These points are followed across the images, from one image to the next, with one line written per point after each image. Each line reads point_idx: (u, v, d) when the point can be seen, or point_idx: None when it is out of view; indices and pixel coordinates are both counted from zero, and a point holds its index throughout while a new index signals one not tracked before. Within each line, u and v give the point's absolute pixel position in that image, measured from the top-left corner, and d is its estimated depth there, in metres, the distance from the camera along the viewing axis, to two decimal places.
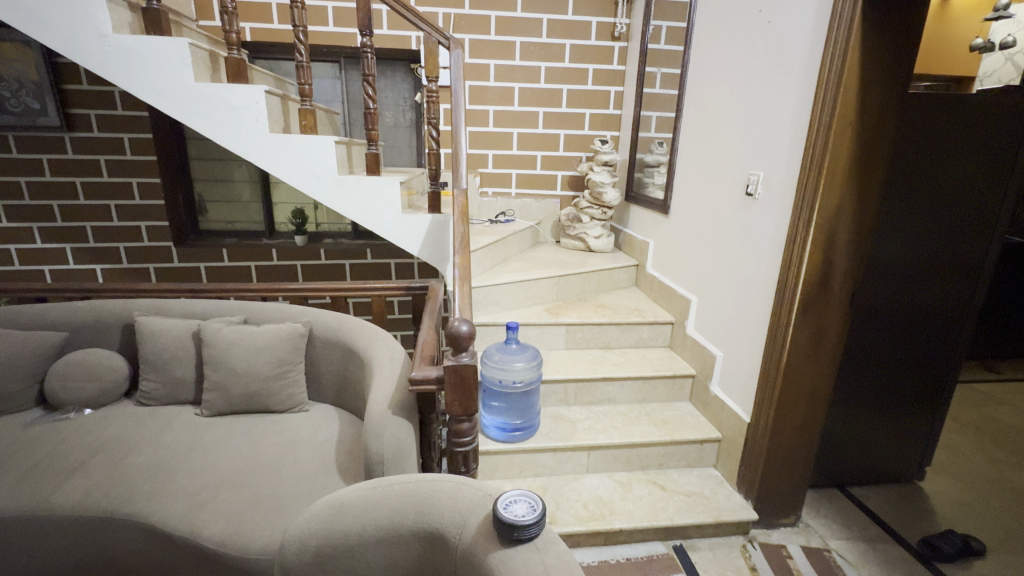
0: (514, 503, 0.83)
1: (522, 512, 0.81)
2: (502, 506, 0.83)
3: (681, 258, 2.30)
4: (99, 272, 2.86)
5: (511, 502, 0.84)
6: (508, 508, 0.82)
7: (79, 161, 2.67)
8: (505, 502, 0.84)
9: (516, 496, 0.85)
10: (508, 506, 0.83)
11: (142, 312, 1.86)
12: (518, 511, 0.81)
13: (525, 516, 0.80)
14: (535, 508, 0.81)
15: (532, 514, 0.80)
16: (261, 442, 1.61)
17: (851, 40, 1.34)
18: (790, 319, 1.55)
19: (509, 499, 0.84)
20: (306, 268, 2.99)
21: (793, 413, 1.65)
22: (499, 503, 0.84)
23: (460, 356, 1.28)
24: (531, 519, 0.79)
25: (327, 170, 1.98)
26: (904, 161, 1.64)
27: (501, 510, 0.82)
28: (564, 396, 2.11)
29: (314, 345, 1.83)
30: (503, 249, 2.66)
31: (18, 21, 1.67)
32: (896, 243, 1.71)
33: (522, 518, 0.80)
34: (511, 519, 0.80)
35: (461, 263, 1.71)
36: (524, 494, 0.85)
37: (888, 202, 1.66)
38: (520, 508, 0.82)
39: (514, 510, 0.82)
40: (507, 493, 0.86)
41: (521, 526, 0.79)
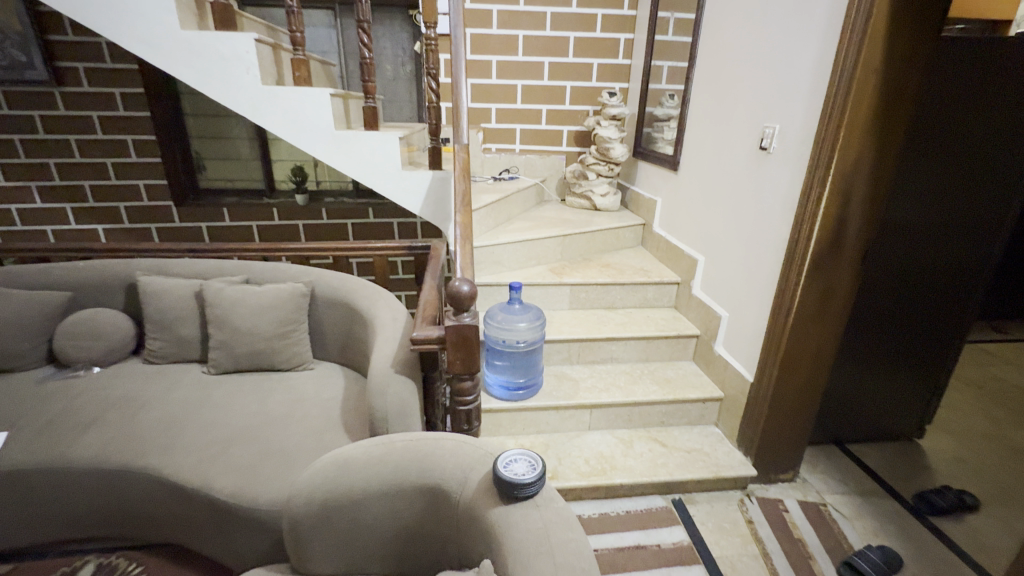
0: (514, 462, 0.84)
1: (522, 471, 0.82)
2: (502, 465, 0.84)
3: (689, 216, 2.24)
4: (102, 232, 2.85)
5: (511, 461, 0.85)
6: (508, 467, 0.83)
7: (71, 117, 2.59)
8: (505, 461, 0.85)
9: (516, 454, 0.86)
10: (508, 464, 0.84)
11: (144, 272, 1.85)
12: (518, 470, 0.82)
13: (525, 475, 0.81)
14: (534, 467, 0.82)
15: (532, 473, 0.81)
16: (267, 399, 1.64)
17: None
18: (799, 280, 1.52)
19: (510, 459, 0.85)
20: (308, 228, 2.95)
21: (797, 374, 1.65)
22: (499, 463, 0.85)
23: (461, 316, 1.27)
24: (531, 479, 0.80)
25: (323, 125, 1.91)
26: (928, 113, 1.55)
27: (501, 469, 0.83)
28: (567, 356, 2.12)
29: (316, 305, 1.83)
30: (507, 207, 2.60)
31: None
32: (914, 200, 1.64)
33: (522, 477, 0.81)
34: (511, 478, 0.81)
35: (462, 222, 1.67)
36: (524, 453, 0.86)
37: (908, 157, 1.58)
38: (520, 467, 0.83)
39: (514, 469, 0.83)
40: (507, 452, 0.87)
41: (521, 485, 0.80)
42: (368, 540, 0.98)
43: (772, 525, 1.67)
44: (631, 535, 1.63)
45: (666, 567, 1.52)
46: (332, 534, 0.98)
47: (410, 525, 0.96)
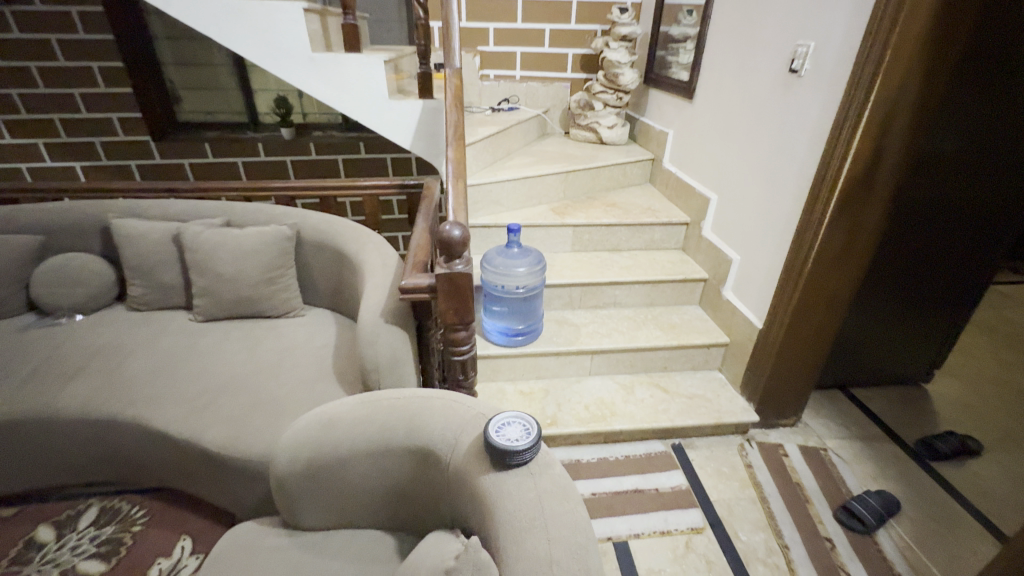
0: (507, 425, 0.78)
1: (517, 436, 0.76)
2: (494, 432, 0.77)
3: (702, 150, 2.06)
4: (80, 169, 2.69)
5: (504, 425, 0.79)
6: (501, 434, 0.77)
7: (26, 40, 2.35)
8: (497, 426, 0.79)
9: (509, 417, 0.80)
10: (501, 429, 0.78)
11: (118, 214, 1.73)
12: (512, 435, 0.77)
13: (521, 441, 0.75)
14: (529, 432, 0.76)
15: (527, 437, 0.76)
16: (256, 347, 1.58)
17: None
18: (822, 221, 1.40)
19: (502, 422, 0.79)
20: (296, 164, 2.78)
21: (810, 320, 1.57)
22: (491, 429, 0.78)
23: (453, 263, 1.17)
24: (527, 443, 0.75)
25: (298, 47, 1.70)
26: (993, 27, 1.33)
27: (495, 437, 0.76)
28: (569, 300, 2.04)
29: (303, 249, 1.72)
30: (506, 141, 2.41)
31: None
32: (957, 131, 1.47)
33: (518, 443, 0.75)
34: (506, 446, 0.74)
35: (455, 158, 1.52)
36: (517, 415, 0.80)
37: (959, 81, 1.39)
38: (514, 432, 0.77)
39: (508, 435, 0.77)
40: (499, 415, 0.81)
41: (518, 453, 0.74)
42: (359, 497, 0.95)
43: (771, 470, 1.67)
44: (630, 479, 1.63)
45: (663, 512, 1.52)
46: (321, 491, 0.95)
47: (400, 485, 0.92)
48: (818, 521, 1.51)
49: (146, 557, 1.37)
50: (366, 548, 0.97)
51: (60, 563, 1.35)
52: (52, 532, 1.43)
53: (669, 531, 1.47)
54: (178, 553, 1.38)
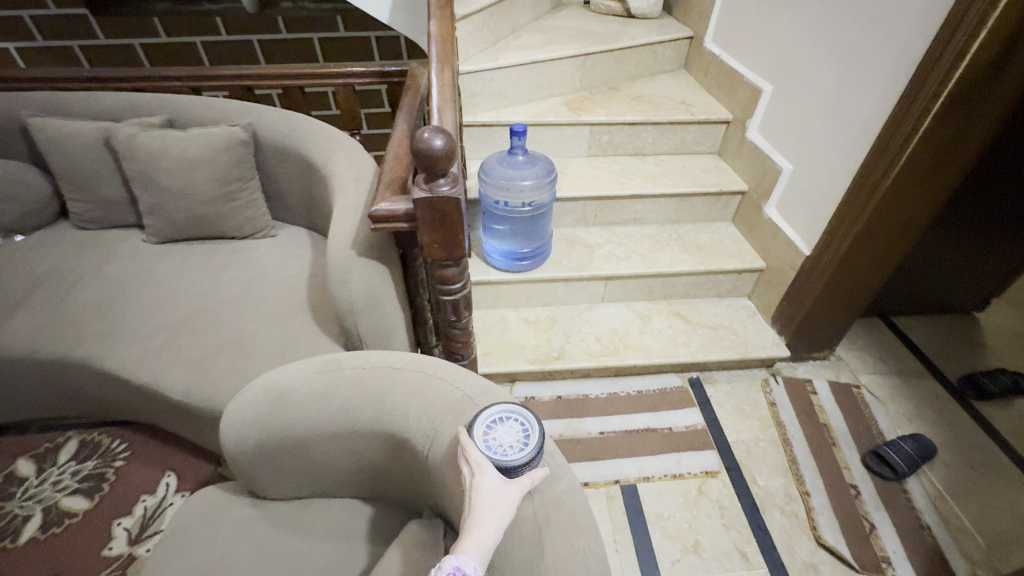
0: (495, 427, 0.62)
1: (512, 436, 0.62)
2: (485, 447, 0.60)
3: (759, 24, 1.63)
4: (14, 51, 2.27)
5: (490, 428, 0.63)
6: (494, 446, 0.60)
7: None
8: (483, 437, 0.61)
9: (492, 415, 0.64)
10: (490, 435, 0.61)
11: (37, 112, 1.42)
12: (505, 437, 0.61)
13: (525, 441, 0.60)
14: (528, 426, 0.63)
15: (529, 434, 0.62)
16: (220, 274, 1.37)
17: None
18: (919, 125, 1.08)
19: (486, 426, 0.62)
20: (264, 45, 2.33)
21: (874, 247, 1.31)
22: (479, 445, 0.60)
23: (436, 184, 0.90)
24: (533, 444, 0.61)
25: None
26: None
27: (492, 454, 0.59)
28: (582, 217, 1.77)
29: (264, 156, 1.43)
30: (511, 12, 1.94)
31: None
32: None
33: (520, 446, 0.60)
34: (511, 455, 0.59)
35: (439, 35, 1.16)
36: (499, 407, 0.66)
37: None
38: (506, 432, 0.61)
39: (501, 440, 0.61)
40: (482, 416, 0.64)
41: (531, 459, 0.59)
42: (328, 475, 0.81)
43: (797, 408, 1.53)
44: (641, 417, 1.50)
45: (676, 453, 1.41)
46: (282, 470, 0.80)
47: (373, 466, 0.77)
48: (844, 466, 1.39)
49: (131, 494, 1.31)
50: (341, 524, 0.84)
51: (42, 499, 1.30)
52: (31, 466, 1.37)
53: (681, 474, 1.37)
54: (163, 490, 1.32)
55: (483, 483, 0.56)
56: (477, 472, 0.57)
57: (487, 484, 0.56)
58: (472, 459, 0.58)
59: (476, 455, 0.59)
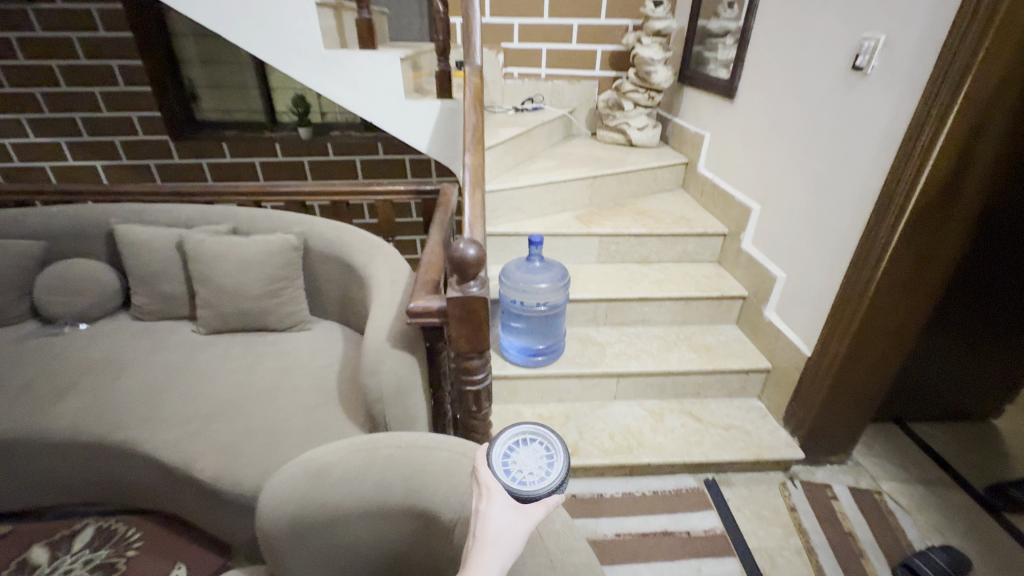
0: (514, 451, 0.64)
1: (534, 459, 0.64)
2: (504, 472, 0.62)
3: (744, 156, 1.89)
4: (101, 168, 2.66)
5: (512, 450, 0.65)
6: (513, 472, 0.62)
7: (48, 39, 2.32)
8: (502, 461, 0.63)
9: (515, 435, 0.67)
10: (510, 460, 0.63)
11: (123, 220, 1.66)
12: (527, 461, 0.63)
13: (548, 467, 0.62)
14: (551, 450, 0.65)
15: (553, 459, 0.64)
16: (258, 364, 1.48)
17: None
18: (890, 242, 1.22)
19: (506, 451, 0.64)
20: (313, 165, 2.70)
21: (871, 348, 1.39)
22: (495, 469, 0.62)
23: (467, 285, 1.04)
24: (557, 469, 0.62)
25: (311, 43, 1.64)
26: None
27: (507, 483, 0.61)
28: (593, 317, 1.89)
29: (311, 258, 1.62)
30: (529, 143, 2.27)
31: None
32: None
33: (542, 472, 0.62)
34: (530, 482, 0.61)
35: (472, 165, 1.39)
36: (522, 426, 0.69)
37: None
38: (527, 457, 0.63)
39: (522, 464, 0.63)
40: (505, 441, 0.66)
41: (553, 487, 0.61)
42: (354, 558, 0.84)
43: (819, 514, 1.49)
44: (658, 519, 1.47)
45: (695, 560, 1.37)
46: (311, 551, 0.83)
47: (398, 547, 0.80)
48: None
49: None
50: None
51: None
52: (45, 552, 1.37)
53: None
54: None
55: (490, 512, 0.58)
56: (486, 496, 0.60)
57: (495, 512, 0.58)
58: (482, 482, 0.61)
59: (489, 478, 0.61)
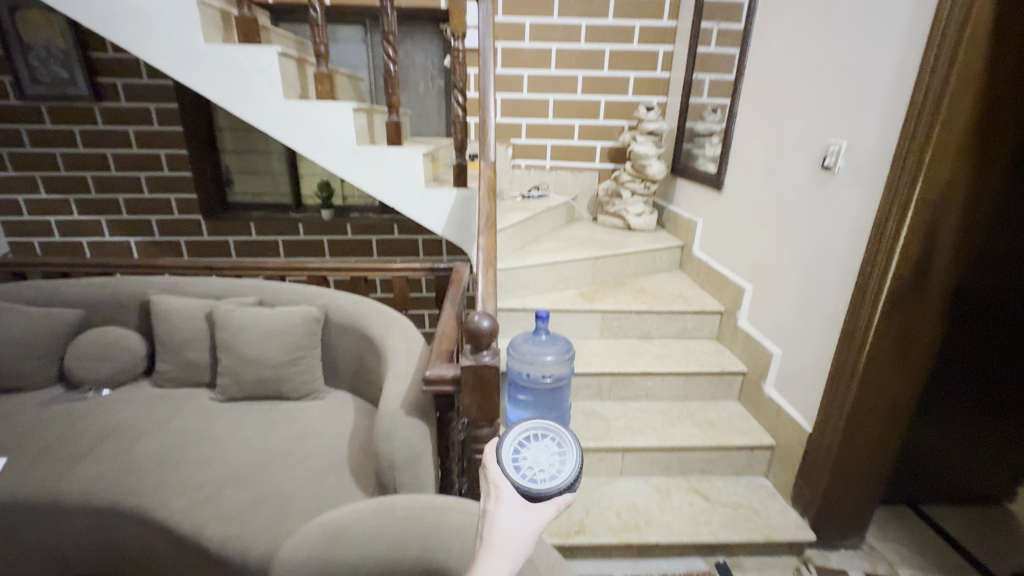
0: (524, 448, 0.64)
1: (545, 458, 0.64)
2: (514, 470, 0.61)
3: (734, 240, 2.05)
4: (134, 244, 2.85)
5: (522, 448, 0.65)
6: (525, 469, 0.61)
7: (107, 132, 2.62)
8: (513, 458, 0.62)
9: (525, 432, 0.67)
10: (521, 457, 0.63)
11: (158, 291, 1.79)
12: (537, 459, 0.63)
13: (558, 466, 0.62)
14: (561, 454, 0.65)
15: (563, 461, 0.64)
16: (272, 432, 1.52)
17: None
18: (872, 321, 1.31)
19: (517, 448, 0.64)
20: (332, 243, 2.89)
21: (869, 424, 1.42)
22: (507, 468, 0.61)
23: (480, 354, 1.12)
24: (568, 469, 0.63)
25: (345, 140, 1.87)
26: None
27: (519, 480, 0.59)
28: (598, 391, 1.93)
29: (329, 329, 1.72)
30: (535, 226, 2.45)
31: None
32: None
33: (552, 471, 0.62)
34: (540, 481, 0.60)
35: (486, 246, 1.53)
36: (531, 424, 0.70)
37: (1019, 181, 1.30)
38: (538, 457, 0.63)
39: (532, 462, 0.63)
40: (517, 440, 0.65)
41: (563, 487, 0.60)
42: None
43: None
44: None
45: None
46: None
47: None
48: None
49: None
50: None
51: None
52: None
53: None
54: None
55: (499, 511, 0.56)
56: (495, 492, 0.58)
57: (503, 512, 0.56)
58: (491, 479, 0.59)
59: (498, 474, 0.60)
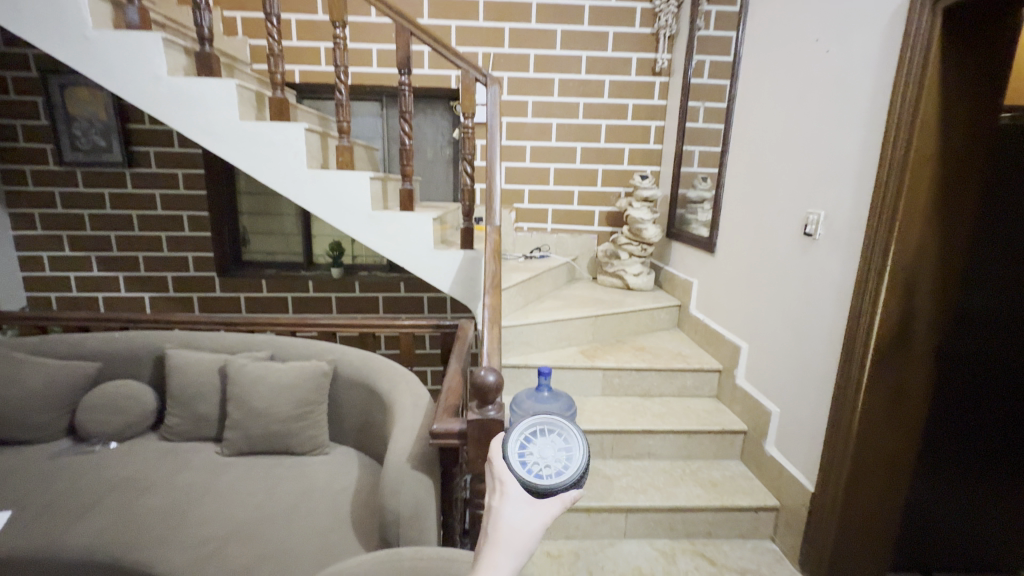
0: (530, 444, 0.71)
1: (550, 455, 0.71)
2: (522, 466, 0.68)
3: (729, 300, 2.13)
4: (148, 299, 2.95)
5: (528, 447, 0.71)
6: (532, 465, 0.68)
7: (136, 195, 2.80)
8: (519, 455, 0.70)
9: (531, 430, 0.75)
10: (528, 455, 0.70)
11: (174, 345, 1.85)
12: (543, 456, 0.71)
13: (563, 465, 0.69)
14: (568, 456, 0.72)
15: (569, 462, 0.71)
16: (277, 487, 1.53)
17: (931, 51, 1.18)
18: (862, 379, 1.36)
19: (524, 447, 0.71)
20: (340, 300, 2.98)
21: (868, 483, 1.44)
22: (516, 465, 0.67)
23: (486, 409, 1.16)
24: (572, 466, 0.70)
25: (361, 205, 2.01)
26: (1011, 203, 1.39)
27: (527, 475, 0.66)
28: (600, 449, 1.94)
29: (338, 384, 1.77)
30: (537, 285, 2.56)
31: (94, 75, 1.79)
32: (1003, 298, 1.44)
33: (555, 470, 0.68)
34: (546, 476, 0.67)
35: (491, 304, 1.61)
36: (534, 424, 0.76)
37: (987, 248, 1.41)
38: (544, 455, 0.70)
39: (539, 461, 0.70)
40: (520, 440, 0.72)
41: (566, 483, 0.66)
42: None
43: None
44: None
45: None
46: None
47: None
48: None
49: None
50: None
51: None
52: None
53: None
54: None
55: (505, 507, 0.59)
56: (501, 487, 0.62)
57: (510, 507, 0.59)
58: (497, 475, 0.63)
59: (505, 470, 0.64)
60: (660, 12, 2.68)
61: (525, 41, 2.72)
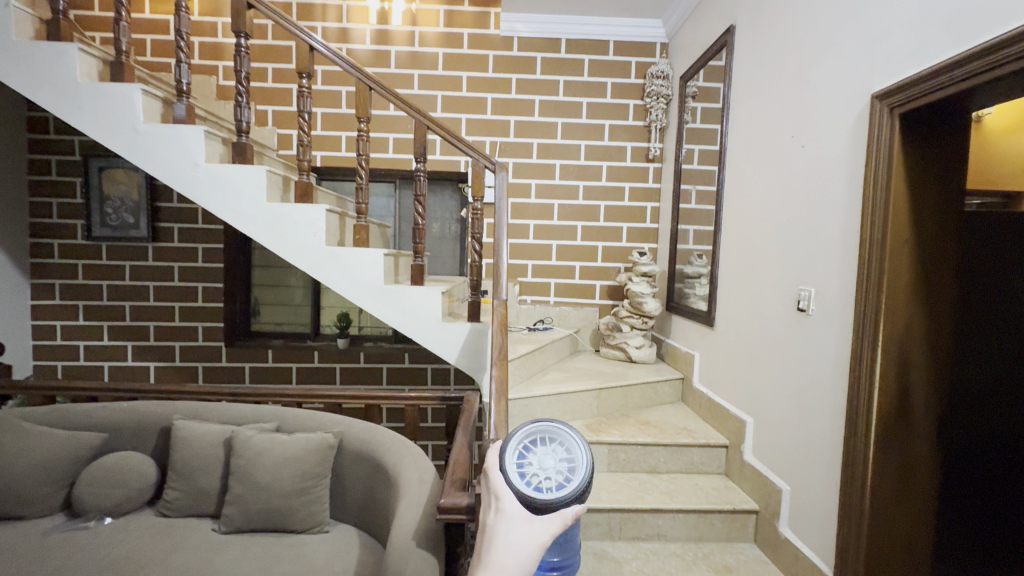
0: (530, 455, 0.75)
1: (550, 465, 0.74)
2: (521, 477, 0.71)
3: (731, 373, 2.16)
4: (154, 368, 2.97)
5: (528, 457, 0.75)
6: (530, 476, 0.72)
7: (155, 267, 2.92)
8: (519, 465, 0.73)
9: (532, 442, 0.78)
10: (527, 466, 0.73)
11: (181, 416, 1.86)
12: (543, 466, 0.74)
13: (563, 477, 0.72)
14: (570, 466, 0.75)
15: (569, 473, 0.74)
16: (274, 568, 1.48)
17: (894, 148, 1.33)
18: (867, 452, 1.37)
19: (525, 458, 0.75)
20: (345, 371, 3.01)
21: (887, 565, 1.39)
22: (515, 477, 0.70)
23: None
24: (571, 476, 0.73)
25: (374, 279, 2.12)
26: (986, 276, 1.48)
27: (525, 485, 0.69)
28: (608, 529, 1.88)
29: (342, 457, 1.75)
30: (541, 357, 2.59)
31: (139, 160, 1.97)
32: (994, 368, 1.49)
33: (555, 480, 0.72)
34: (542, 487, 0.69)
35: (498, 376, 1.65)
36: (536, 435, 0.80)
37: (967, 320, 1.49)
38: (544, 464, 0.74)
39: (537, 471, 0.73)
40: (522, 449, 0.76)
41: (563, 493, 0.69)
42: None
43: None
44: None
45: None
46: None
47: None
48: None
49: None
50: None
51: None
52: None
53: None
54: None
55: (500, 518, 0.63)
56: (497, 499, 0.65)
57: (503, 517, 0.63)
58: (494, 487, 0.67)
59: (503, 481, 0.67)
60: (651, 108, 2.97)
61: (529, 131, 2.99)
